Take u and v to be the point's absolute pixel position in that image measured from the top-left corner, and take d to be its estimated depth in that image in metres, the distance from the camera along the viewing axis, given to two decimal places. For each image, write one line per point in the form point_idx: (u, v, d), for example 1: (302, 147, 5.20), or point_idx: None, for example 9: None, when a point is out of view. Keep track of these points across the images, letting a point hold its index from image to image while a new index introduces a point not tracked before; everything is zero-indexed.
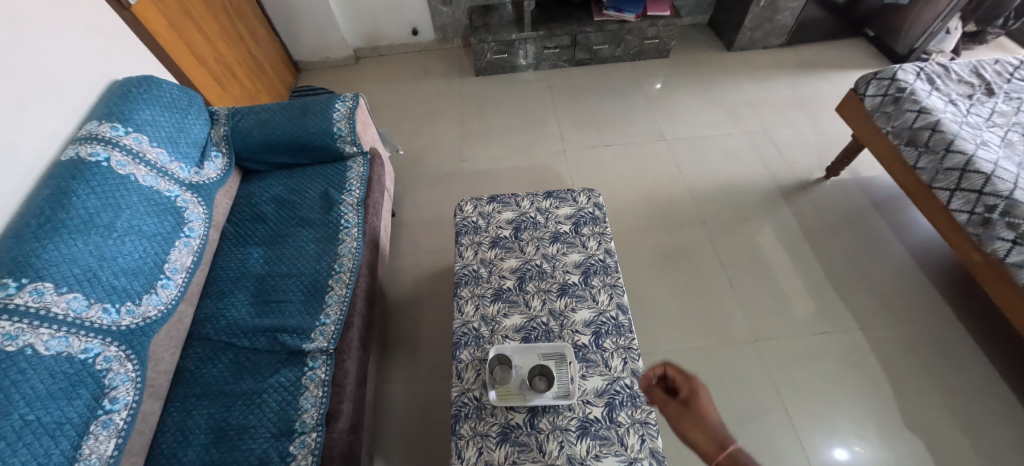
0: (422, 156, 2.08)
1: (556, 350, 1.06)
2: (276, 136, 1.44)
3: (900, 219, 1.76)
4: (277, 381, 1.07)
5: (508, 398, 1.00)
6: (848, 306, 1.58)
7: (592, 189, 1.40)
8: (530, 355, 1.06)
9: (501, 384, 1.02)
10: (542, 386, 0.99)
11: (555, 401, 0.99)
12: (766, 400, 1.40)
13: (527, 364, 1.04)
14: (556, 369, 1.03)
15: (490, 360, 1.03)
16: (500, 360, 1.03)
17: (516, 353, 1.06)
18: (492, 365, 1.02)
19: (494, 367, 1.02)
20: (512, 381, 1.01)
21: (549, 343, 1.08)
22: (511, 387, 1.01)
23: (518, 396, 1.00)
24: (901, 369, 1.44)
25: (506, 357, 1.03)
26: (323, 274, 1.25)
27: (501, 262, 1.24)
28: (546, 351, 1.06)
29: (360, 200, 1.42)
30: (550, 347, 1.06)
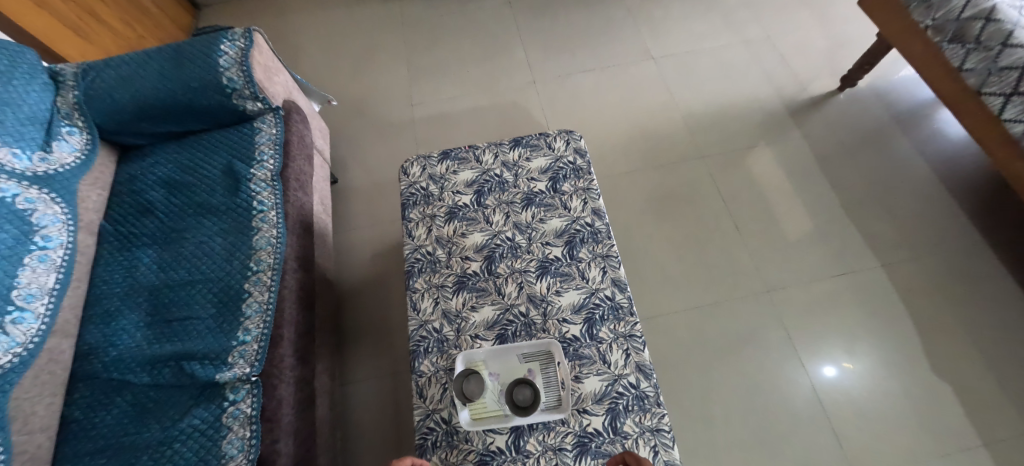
0: (363, 103, 1.71)
1: (541, 349, 0.84)
2: (150, 98, 1.08)
3: (922, 133, 1.53)
4: (191, 425, 0.84)
5: (485, 418, 0.80)
6: (867, 240, 1.39)
7: (571, 131, 1.10)
8: (506, 357, 0.84)
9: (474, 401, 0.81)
10: (524, 399, 0.77)
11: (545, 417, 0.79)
12: (782, 357, 1.26)
13: (504, 373, 0.83)
14: (541, 373, 0.82)
15: (454, 379, 0.78)
16: (466, 375, 0.79)
17: (488, 360, 0.84)
18: (458, 384, 0.78)
19: (460, 386, 0.78)
20: (489, 395, 0.81)
21: (531, 339, 0.84)
22: (488, 405, 0.81)
23: (497, 414, 0.80)
24: (924, 305, 1.30)
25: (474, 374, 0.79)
26: (237, 277, 0.97)
27: (462, 240, 0.97)
28: (530, 353, 0.84)
29: (275, 173, 1.09)
30: (532, 346, 0.83)
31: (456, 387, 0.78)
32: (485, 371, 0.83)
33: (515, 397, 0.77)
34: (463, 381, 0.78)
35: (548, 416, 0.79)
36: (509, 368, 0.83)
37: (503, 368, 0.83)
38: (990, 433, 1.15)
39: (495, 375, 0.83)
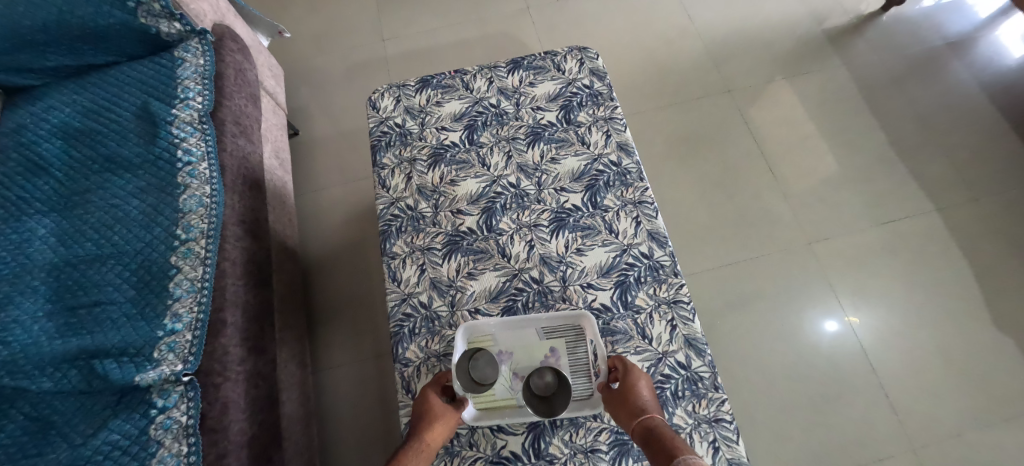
0: (325, 40, 1.44)
1: (570, 322, 0.65)
2: (29, 19, 0.82)
3: (977, 56, 1.32)
4: (107, 442, 0.64)
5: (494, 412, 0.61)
6: (920, 180, 1.20)
7: (584, 48, 0.86)
8: (523, 331, 0.65)
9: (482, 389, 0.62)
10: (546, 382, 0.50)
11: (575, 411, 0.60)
12: (827, 317, 1.09)
13: (519, 352, 0.64)
14: (567, 353, 0.64)
15: (459, 357, 0.53)
16: (475, 355, 0.53)
17: (501, 335, 0.65)
18: (462, 364, 0.53)
19: (464, 368, 0.52)
20: (499, 382, 0.62)
21: (552, 311, 0.66)
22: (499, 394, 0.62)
23: (509, 405, 0.61)
24: (986, 253, 1.13)
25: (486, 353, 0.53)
26: (161, 250, 0.75)
27: (452, 189, 0.75)
28: (556, 328, 0.65)
29: (206, 113, 0.85)
30: (558, 318, 0.65)
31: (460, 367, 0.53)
32: (496, 349, 0.64)
33: (533, 388, 0.50)
34: (468, 362, 0.53)
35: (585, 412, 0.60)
36: (526, 347, 0.65)
37: (517, 346, 0.65)
38: None
39: (508, 354, 0.64)
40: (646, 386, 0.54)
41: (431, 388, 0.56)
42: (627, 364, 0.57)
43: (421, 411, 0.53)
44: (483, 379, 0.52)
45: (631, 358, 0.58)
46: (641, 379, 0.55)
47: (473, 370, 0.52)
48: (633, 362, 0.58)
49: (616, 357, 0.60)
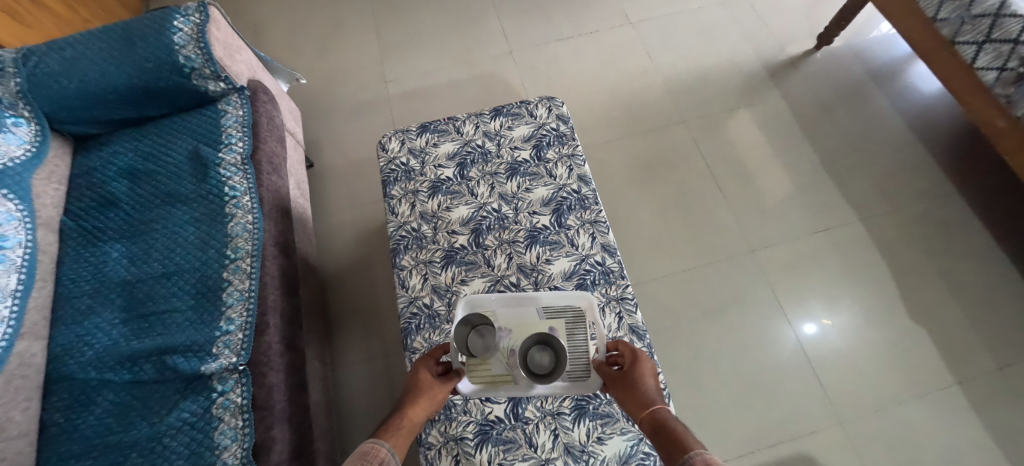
0: (334, 82, 1.64)
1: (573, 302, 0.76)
2: (100, 83, 1.01)
3: (897, 87, 1.54)
4: (180, 419, 0.81)
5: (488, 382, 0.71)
6: (847, 195, 1.40)
7: (552, 98, 1.07)
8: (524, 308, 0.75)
9: (479, 364, 0.71)
10: (539, 357, 0.59)
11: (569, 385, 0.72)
12: (806, 317, 1.28)
13: (519, 329, 0.72)
14: (567, 332, 0.73)
15: (461, 326, 0.64)
16: (478, 328, 0.64)
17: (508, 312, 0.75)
18: (464, 331, 0.63)
19: (465, 336, 0.63)
20: (496, 358, 0.70)
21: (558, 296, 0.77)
22: (495, 369, 0.71)
23: (506, 379, 0.71)
24: (903, 256, 1.32)
25: (489, 324, 0.64)
26: (214, 267, 0.93)
27: (447, 214, 0.95)
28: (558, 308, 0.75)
29: (246, 156, 1.04)
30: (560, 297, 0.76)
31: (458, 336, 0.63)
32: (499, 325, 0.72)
33: (532, 360, 0.60)
34: (468, 333, 0.64)
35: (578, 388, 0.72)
36: (525, 324, 0.73)
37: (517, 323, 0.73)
38: (965, 373, 1.19)
39: (509, 331, 0.72)
40: (653, 375, 0.63)
41: (425, 364, 0.69)
42: (638, 354, 0.67)
43: (415, 383, 0.66)
44: (481, 346, 0.63)
45: (643, 349, 0.68)
46: (642, 368, 0.65)
47: (472, 340, 0.63)
48: (641, 352, 0.68)
49: (629, 345, 0.70)
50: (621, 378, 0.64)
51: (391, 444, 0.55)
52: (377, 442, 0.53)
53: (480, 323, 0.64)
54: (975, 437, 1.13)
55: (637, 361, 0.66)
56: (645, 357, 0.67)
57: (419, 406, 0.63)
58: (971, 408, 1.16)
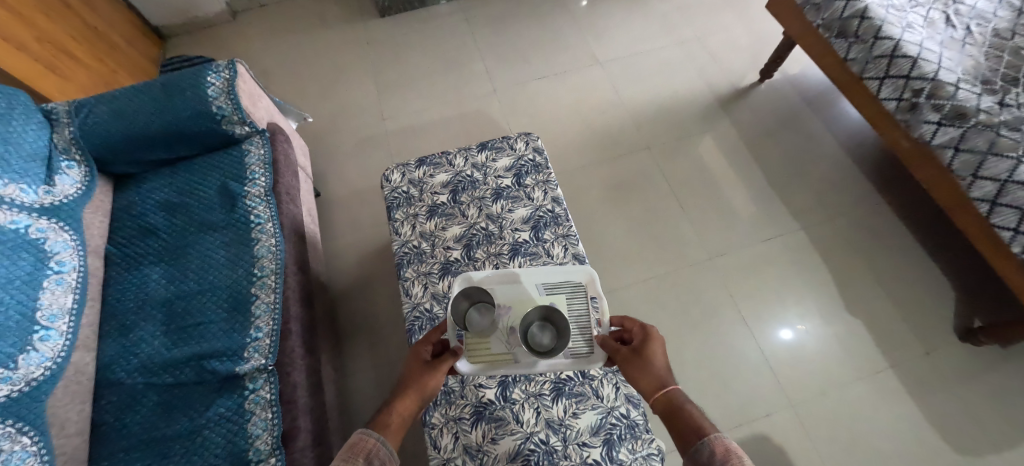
0: (336, 120, 1.83)
1: (572, 274, 0.96)
2: (141, 130, 1.18)
3: (830, 112, 1.76)
4: (216, 413, 0.95)
5: (484, 361, 0.87)
6: (791, 207, 1.60)
7: (529, 134, 1.27)
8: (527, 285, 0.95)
9: (480, 345, 0.89)
10: (538, 332, 0.75)
11: (570, 360, 0.88)
12: (783, 324, 1.42)
13: (516, 305, 0.92)
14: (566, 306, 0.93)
15: (463, 303, 0.82)
16: (477, 304, 0.83)
17: (514, 288, 0.94)
18: (465, 307, 0.82)
19: (465, 310, 0.81)
20: (494, 340, 0.89)
21: (557, 277, 0.96)
22: (493, 348, 0.88)
23: (506, 358, 0.88)
24: (842, 258, 1.50)
25: (487, 300, 0.82)
26: (243, 283, 1.09)
27: (443, 233, 1.12)
28: (557, 281, 0.96)
29: (268, 189, 1.21)
30: (561, 269, 0.96)
31: (456, 308, 0.80)
32: (501, 303, 0.92)
33: (533, 336, 0.75)
34: (470, 310, 0.82)
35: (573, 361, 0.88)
36: (521, 304, 0.92)
37: (515, 301, 0.93)
38: (899, 358, 1.35)
39: (507, 307, 0.92)
40: (662, 354, 0.73)
41: (420, 357, 0.77)
42: (649, 333, 0.77)
43: (411, 374, 0.73)
44: (478, 319, 0.82)
45: (654, 327, 0.77)
46: (645, 352, 0.74)
47: (472, 314, 0.82)
48: (649, 336, 0.76)
49: (640, 324, 0.80)
50: (632, 355, 0.75)
51: (381, 436, 0.62)
52: (364, 433, 0.60)
53: (479, 298, 0.82)
54: (911, 415, 1.28)
55: (648, 339, 0.76)
56: (655, 335, 0.76)
57: (409, 399, 0.69)
58: (907, 390, 1.31)
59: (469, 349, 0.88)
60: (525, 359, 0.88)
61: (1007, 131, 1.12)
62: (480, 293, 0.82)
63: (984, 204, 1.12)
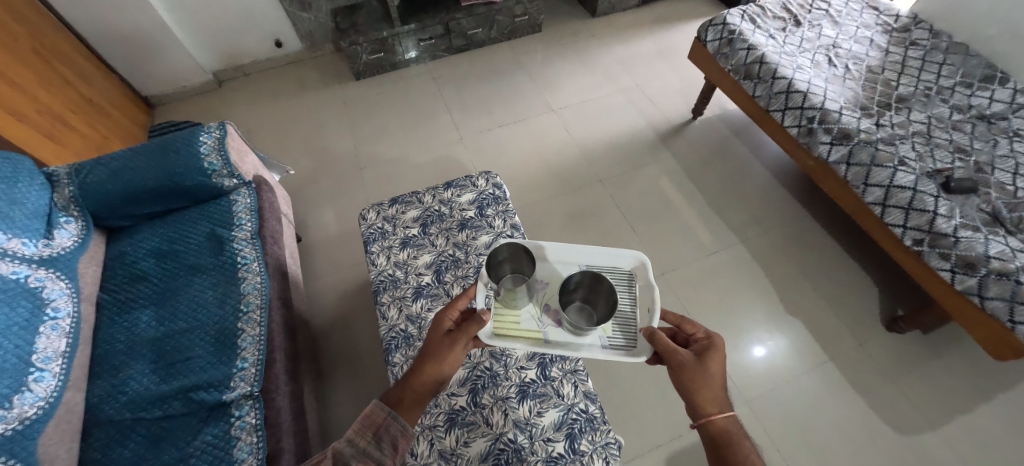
0: (316, 171, 1.99)
1: (623, 261, 1.00)
2: (137, 185, 1.29)
3: (755, 142, 2.02)
4: (203, 440, 1.01)
5: (509, 334, 0.92)
6: (730, 224, 1.79)
7: (489, 172, 1.44)
8: (570, 266, 1.01)
9: (513, 320, 0.94)
10: (575, 313, 0.90)
11: (609, 351, 0.88)
12: (756, 341, 1.52)
13: (555, 282, 0.99)
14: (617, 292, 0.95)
15: (506, 268, 0.94)
16: (519, 272, 0.94)
17: (556, 266, 1.02)
18: (506, 270, 0.93)
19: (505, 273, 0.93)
20: (527, 318, 0.94)
21: (608, 266, 1.00)
22: (522, 324, 0.93)
23: (536, 336, 0.92)
24: (778, 266, 1.67)
25: (526, 269, 0.94)
26: (230, 319, 1.18)
27: (415, 261, 1.25)
28: (605, 266, 1.00)
29: (254, 232, 1.33)
30: (612, 254, 1.00)
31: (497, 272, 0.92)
32: (540, 278, 1.00)
33: (574, 314, 0.89)
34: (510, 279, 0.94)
35: (609, 350, 0.88)
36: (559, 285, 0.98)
37: (551, 280, 1.00)
38: (836, 352, 1.49)
39: (545, 284, 0.99)
40: (720, 370, 0.76)
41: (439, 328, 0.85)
42: (715, 344, 0.77)
43: (430, 345, 0.84)
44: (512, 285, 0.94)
45: (719, 339, 0.78)
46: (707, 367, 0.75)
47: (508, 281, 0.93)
48: (713, 349, 0.77)
49: (704, 332, 0.81)
50: (696, 364, 0.75)
51: (393, 411, 0.78)
52: (377, 409, 0.77)
53: (521, 264, 0.93)
54: (853, 403, 1.40)
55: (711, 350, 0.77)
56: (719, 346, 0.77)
57: (424, 383, 0.82)
58: (847, 379, 1.44)
59: (499, 321, 0.94)
60: (553, 339, 0.91)
61: (883, 146, 1.36)
62: (525, 257, 0.91)
63: (878, 206, 1.34)
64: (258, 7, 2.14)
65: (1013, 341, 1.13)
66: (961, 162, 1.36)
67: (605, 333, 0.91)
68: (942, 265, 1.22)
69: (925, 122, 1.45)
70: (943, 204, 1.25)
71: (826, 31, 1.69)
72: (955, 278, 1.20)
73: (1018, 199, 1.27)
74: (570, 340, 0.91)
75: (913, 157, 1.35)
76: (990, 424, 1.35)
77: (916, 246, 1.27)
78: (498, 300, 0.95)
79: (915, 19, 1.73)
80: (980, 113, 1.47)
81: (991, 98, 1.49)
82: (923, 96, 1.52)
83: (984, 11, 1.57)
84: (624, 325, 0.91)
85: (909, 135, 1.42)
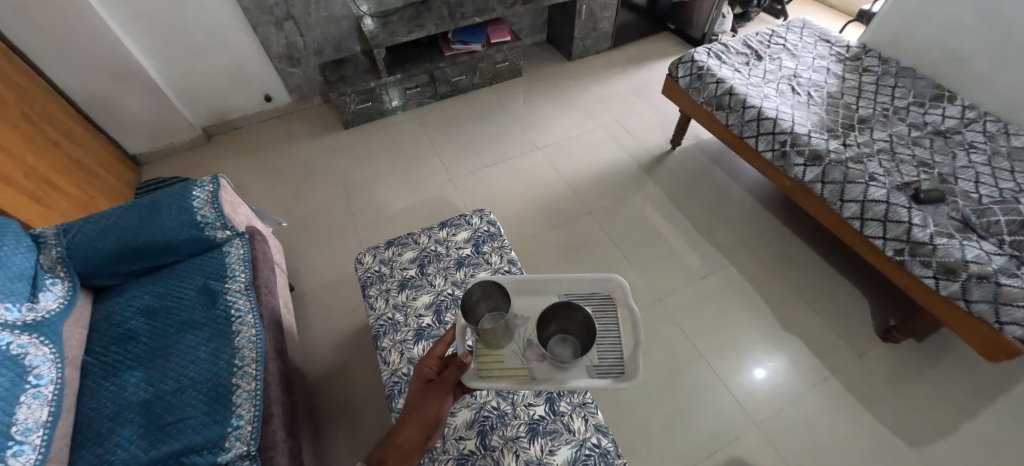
0: (307, 220, 2.00)
1: (600, 286, 1.02)
2: (128, 243, 1.28)
3: (732, 167, 2.11)
4: None
5: (494, 375, 0.90)
6: (718, 247, 1.83)
7: (483, 209, 1.46)
8: (549, 297, 1.02)
9: (496, 362, 0.92)
10: (558, 347, 0.87)
11: (598, 377, 0.88)
12: (756, 363, 1.52)
13: (534, 316, 0.99)
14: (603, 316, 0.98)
15: (482, 307, 0.92)
16: (495, 310, 0.91)
17: (535, 298, 1.02)
18: (482, 309, 0.91)
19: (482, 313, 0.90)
20: (509, 357, 0.93)
21: (589, 291, 1.02)
22: (507, 362, 0.92)
23: (521, 373, 0.90)
24: (769, 285, 1.71)
25: (503, 306, 0.92)
26: (225, 375, 1.13)
27: (414, 302, 1.24)
28: (583, 293, 1.02)
29: (248, 284, 1.31)
30: (589, 280, 1.02)
31: (475, 312, 0.91)
32: (520, 313, 0.99)
33: (555, 348, 0.87)
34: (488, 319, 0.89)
35: (597, 380, 0.88)
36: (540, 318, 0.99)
37: (530, 311, 1.00)
38: (837, 366, 1.51)
39: (525, 319, 0.98)
40: None
41: (421, 380, 0.83)
42: None
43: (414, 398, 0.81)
44: (491, 325, 0.88)
45: None
46: None
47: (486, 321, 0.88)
48: None
49: None
50: None
51: None
52: None
53: (495, 301, 0.91)
54: (861, 417, 1.40)
55: None
56: None
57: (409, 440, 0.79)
58: (852, 394, 1.44)
59: (481, 362, 0.92)
60: (538, 375, 0.89)
61: (853, 164, 1.45)
62: (498, 293, 0.90)
63: (856, 221, 1.41)
64: (248, 64, 2.22)
65: (1004, 343, 1.16)
66: (926, 174, 1.45)
67: (592, 363, 0.91)
68: (925, 273, 1.28)
69: (887, 140, 1.55)
70: (916, 214, 1.31)
71: (786, 63, 1.82)
72: (939, 284, 1.25)
73: (984, 205, 1.35)
74: (556, 375, 0.89)
75: (882, 173, 1.43)
76: (997, 429, 1.36)
77: (898, 256, 1.33)
78: (479, 341, 0.94)
79: (864, 48, 1.88)
80: (936, 129, 1.59)
81: (943, 115, 1.62)
82: (882, 116, 1.63)
83: (923, 38, 1.73)
84: (609, 353, 0.92)
85: (875, 152, 1.51)
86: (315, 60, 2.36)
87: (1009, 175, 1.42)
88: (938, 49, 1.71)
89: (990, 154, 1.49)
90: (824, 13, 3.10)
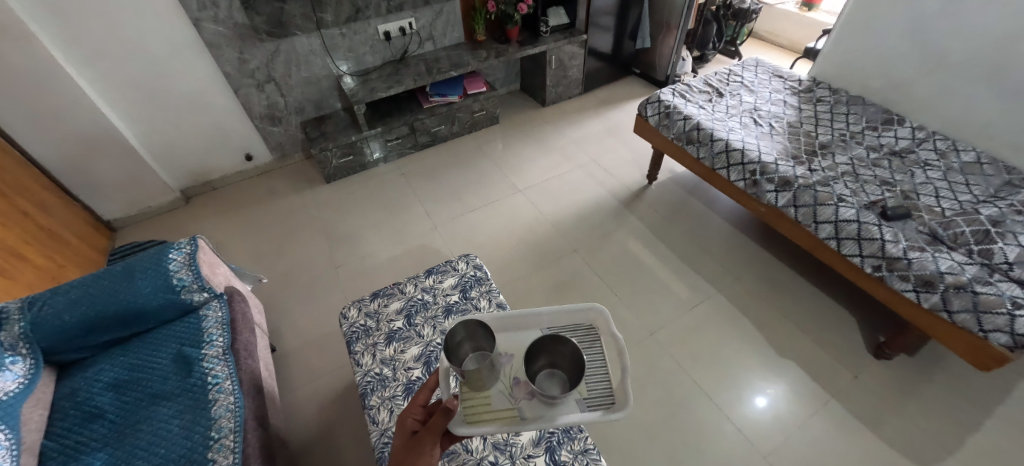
0: (290, 276, 1.95)
1: (581, 316, 1.01)
2: (96, 312, 1.22)
3: (708, 198, 2.18)
4: None
5: (482, 419, 0.86)
6: (704, 276, 1.85)
7: (468, 254, 1.46)
8: (533, 332, 0.99)
9: (484, 404, 0.89)
10: (547, 384, 0.85)
11: (590, 411, 0.85)
12: (756, 391, 1.50)
13: (520, 353, 0.96)
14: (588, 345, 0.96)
15: (467, 348, 0.91)
16: (480, 350, 0.90)
17: (519, 335, 0.99)
18: (467, 351, 0.90)
19: (467, 352, 0.89)
20: (496, 398, 0.89)
21: (574, 322, 1.00)
22: (495, 404, 0.88)
23: (510, 414, 0.86)
24: (758, 310, 1.72)
25: (487, 345, 0.90)
26: (199, 449, 1.05)
27: (403, 355, 1.20)
28: (565, 325, 1.00)
29: (226, 347, 1.25)
30: (572, 311, 1.00)
31: (461, 353, 0.90)
32: (504, 351, 0.96)
33: (543, 384, 0.85)
34: (473, 356, 0.90)
35: (589, 413, 0.85)
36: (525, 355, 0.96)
37: (515, 349, 0.97)
38: (836, 388, 1.49)
39: (511, 356, 0.95)
40: None
41: (409, 431, 0.79)
42: None
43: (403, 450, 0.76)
44: (475, 365, 0.88)
45: None
46: None
47: (471, 358, 0.89)
48: None
49: None
50: None
51: None
52: None
53: (479, 341, 0.90)
54: (868, 440, 1.37)
55: None
56: None
57: None
58: (855, 416, 1.42)
59: (469, 407, 0.89)
60: (528, 414, 0.86)
61: (821, 187, 1.51)
62: (482, 333, 0.88)
63: (832, 241, 1.45)
64: (228, 125, 2.25)
65: (991, 350, 1.18)
66: (889, 192, 1.51)
67: (581, 395, 0.88)
68: (905, 287, 1.31)
69: (849, 163, 1.63)
70: (887, 231, 1.36)
71: (745, 98, 1.94)
72: (920, 296, 1.28)
73: (948, 218, 1.41)
74: (547, 412, 0.86)
75: (849, 194, 1.49)
76: (1000, 440, 1.35)
77: (876, 272, 1.36)
78: (464, 385, 0.90)
79: (815, 81, 2.02)
80: (891, 150, 1.69)
81: (896, 136, 1.72)
82: (841, 141, 1.73)
83: (868, 69, 1.88)
84: (598, 384, 0.90)
85: (839, 175, 1.58)
86: (297, 118, 2.41)
87: (965, 187, 1.51)
88: (881, 78, 1.85)
89: (944, 170, 1.58)
90: (775, 52, 3.35)
